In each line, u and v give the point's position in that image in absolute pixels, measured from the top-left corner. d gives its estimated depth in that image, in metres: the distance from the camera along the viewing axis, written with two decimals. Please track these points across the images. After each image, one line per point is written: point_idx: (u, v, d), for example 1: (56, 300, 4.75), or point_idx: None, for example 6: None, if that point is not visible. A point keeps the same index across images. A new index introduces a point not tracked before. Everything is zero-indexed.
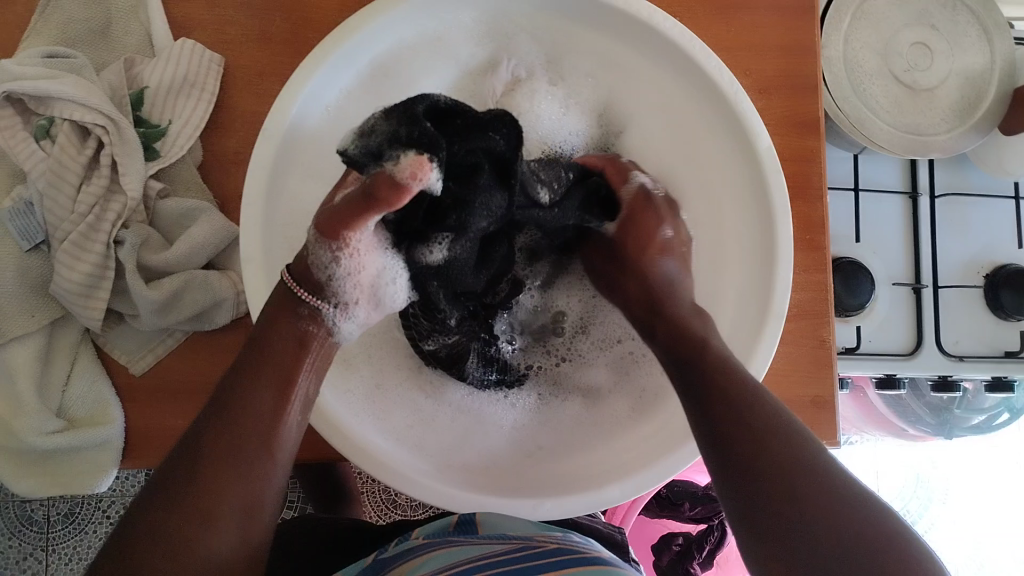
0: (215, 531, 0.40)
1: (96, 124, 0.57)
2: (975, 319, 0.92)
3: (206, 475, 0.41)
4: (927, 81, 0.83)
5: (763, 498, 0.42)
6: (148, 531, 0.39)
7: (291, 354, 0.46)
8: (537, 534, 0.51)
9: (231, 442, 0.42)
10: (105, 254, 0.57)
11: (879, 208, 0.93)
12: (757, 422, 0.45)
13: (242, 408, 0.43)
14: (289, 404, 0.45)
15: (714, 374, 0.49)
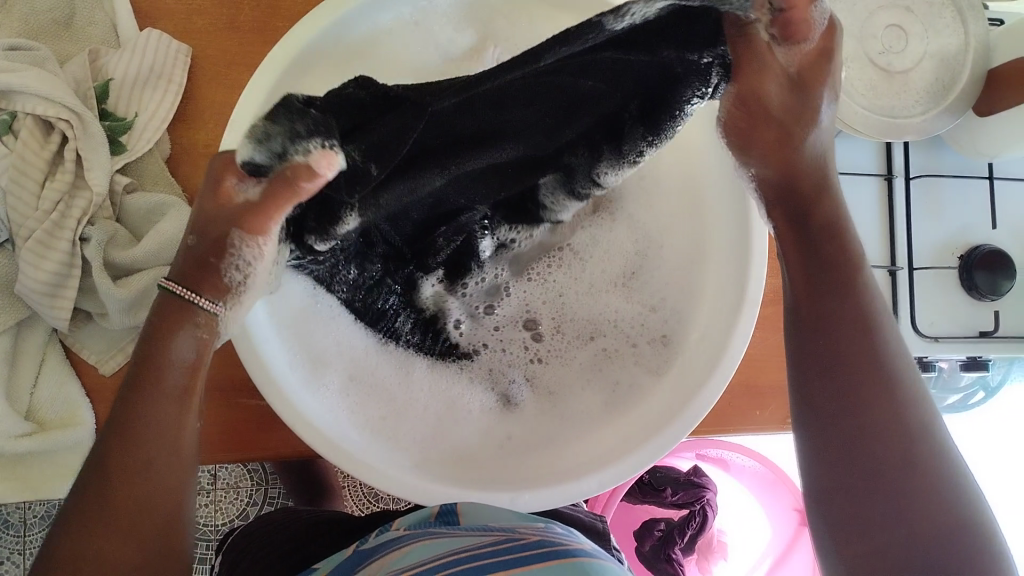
0: (137, 546, 0.44)
1: (59, 118, 0.55)
2: (951, 300, 0.93)
3: (118, 496, 0.44)
4: (902, 63, 0.83)
5: (867, 469, 0.45)
6: (82, 530, 0.43)
7: (184, 362, 0.47)
8: (520, 526, 0.50)
9: (147, 440, 0.45)
10: (71, 252, 0.55)
11: (856, 191, 0.93)
12: (874, 372, 0.47)
13: (151, 405, 0.46)
14: (191, 405, 0.48)
15: (831, 298, 0.49)
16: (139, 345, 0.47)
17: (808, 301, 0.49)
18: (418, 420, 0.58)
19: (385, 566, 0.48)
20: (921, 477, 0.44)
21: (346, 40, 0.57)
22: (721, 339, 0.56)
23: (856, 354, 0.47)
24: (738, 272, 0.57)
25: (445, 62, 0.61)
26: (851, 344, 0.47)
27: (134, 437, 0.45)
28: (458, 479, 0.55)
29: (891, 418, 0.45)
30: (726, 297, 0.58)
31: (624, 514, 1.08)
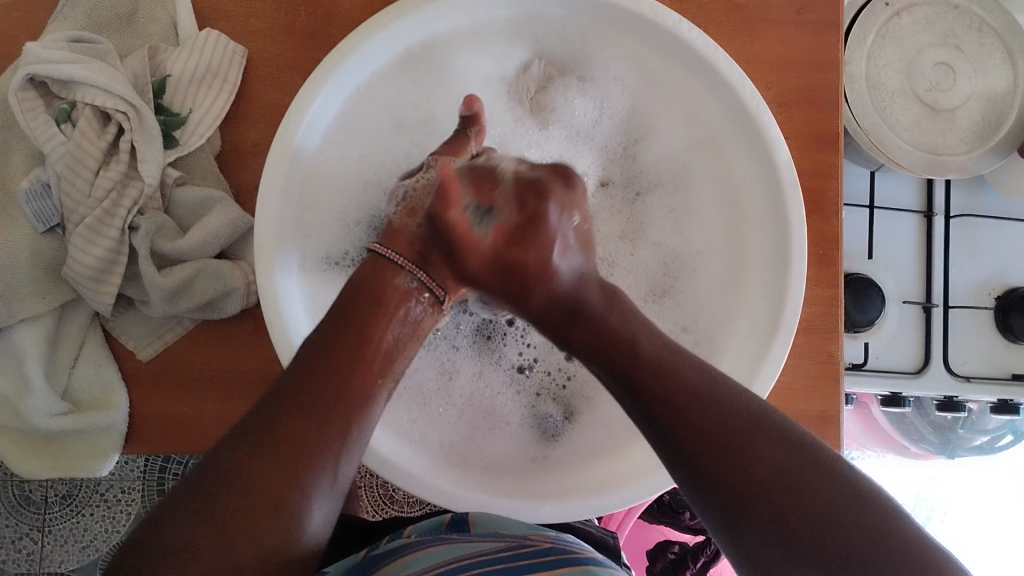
0: (301, 487, 0.44)
1: (117, 109, 0.57)
2: (985, 341, 0.92)
3: (283, 428, 0.44)
4: (948, 101, 0.83)
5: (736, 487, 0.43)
6: (243, 458, 0.43)
7: (372, 321, 0.50)
8: (532, 533, 0.51)
9: (309, 426, 0.45)
10: (119, 240, 0.57)
11: (893, 225, 0.93)
12: (741, 445, 0.43)
13: (326, 386, 0.47)
14: (368, 366, 0.49)
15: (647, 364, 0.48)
16: (339, 306, 0.51)
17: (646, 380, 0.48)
18: (459, 431, 0.60)
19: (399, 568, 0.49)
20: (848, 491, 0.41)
21: (394, 47, 0.58)
22: (755, 363, 0.60)
23: (680, 391, 0.46)
24: (773, 296, 0.61)
25: (497, 73, 0.63)
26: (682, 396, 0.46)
27: (299, 421, 0.45)
28: (481, 488, 0.56)
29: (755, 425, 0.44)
30: (761, 318, 0.61)
31: (638, 532, 1.08)
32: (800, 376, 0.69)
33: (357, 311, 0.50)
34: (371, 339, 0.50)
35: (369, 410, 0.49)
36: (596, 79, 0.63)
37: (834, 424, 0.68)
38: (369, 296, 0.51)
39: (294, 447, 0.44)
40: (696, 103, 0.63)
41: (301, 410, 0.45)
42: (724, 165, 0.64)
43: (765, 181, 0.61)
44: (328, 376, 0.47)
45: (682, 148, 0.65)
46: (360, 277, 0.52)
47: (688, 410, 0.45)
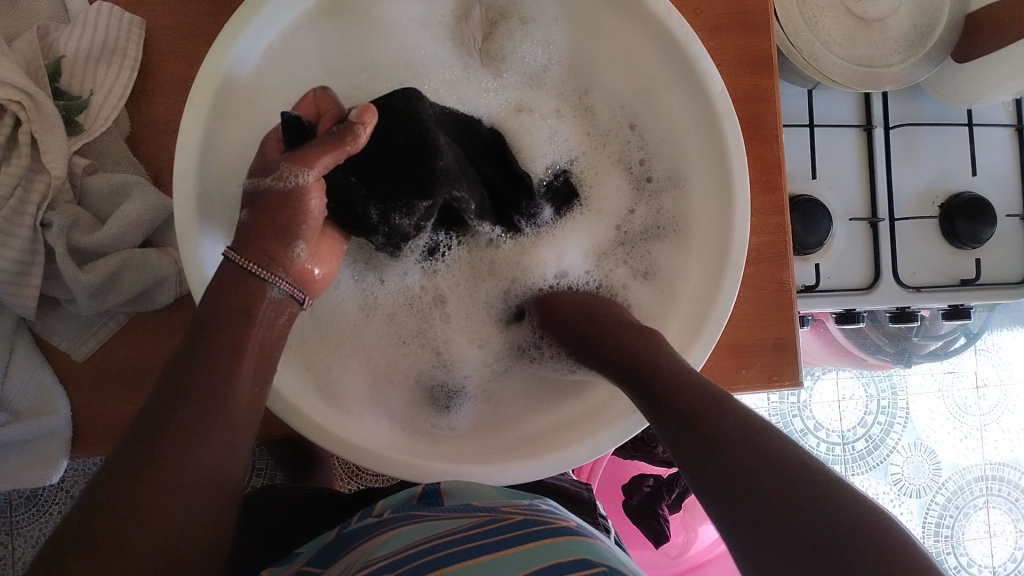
0: (173, 504, 0.38)
1: (11, 100, 0.52)
2: (932, 249, 0.93)
3: (160, 445, 0.39)
4: (879, 10, 0.81)
5: (749, 496, 0.39)
6: (107, 486, 0.37)
7: (238, 322, 0.44)
8: (506, 506, 0.51)
9: (178, 468, 0.39)
10: (33, 239, 0.53)
11: (834, 142, 0.92)
12: (733, 427, 0.42)
13: (192, 393, 0.40)
14: (242, 363, 0.43)
15: (656, 364, 0.50)
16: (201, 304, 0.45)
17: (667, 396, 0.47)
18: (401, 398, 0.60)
19: (368, 550, 0.48)
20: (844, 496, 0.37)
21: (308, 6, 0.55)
22: (705, 303, 0.59)
23: (692, 403, 0.45)
24: (720, 228, 0.59)
25: (433, 15, 0.61)
26: (701, 410, 0.44)
27: (173, 435, 0.39)
28: (440, 457, 0.55)
29: (764, 447, 0.40)
30: (709, 247, 0.61)
31: (613, 468, 1.09)
32: (754, 305, 0.68)
33: (213, 322, 0.43)
34: (244, 348, 0.43)
35: (236, 412, 0.42)
36: (537, 18, 0.62)
37: (791, 348, 0.68)
38: (230, 307, 0.44)
39: (158, 479, 0.38)
40: (628, 42, 0.61)
41: (175, 426, 0.39)
42: (660, 99, 0.62)
43: (700, 111, 0.59)
44: (188, 408, 0.40)
45: (618, 73, 0.63)
46: (211, 291, 0.45)
47: (704, 403, 0.45)
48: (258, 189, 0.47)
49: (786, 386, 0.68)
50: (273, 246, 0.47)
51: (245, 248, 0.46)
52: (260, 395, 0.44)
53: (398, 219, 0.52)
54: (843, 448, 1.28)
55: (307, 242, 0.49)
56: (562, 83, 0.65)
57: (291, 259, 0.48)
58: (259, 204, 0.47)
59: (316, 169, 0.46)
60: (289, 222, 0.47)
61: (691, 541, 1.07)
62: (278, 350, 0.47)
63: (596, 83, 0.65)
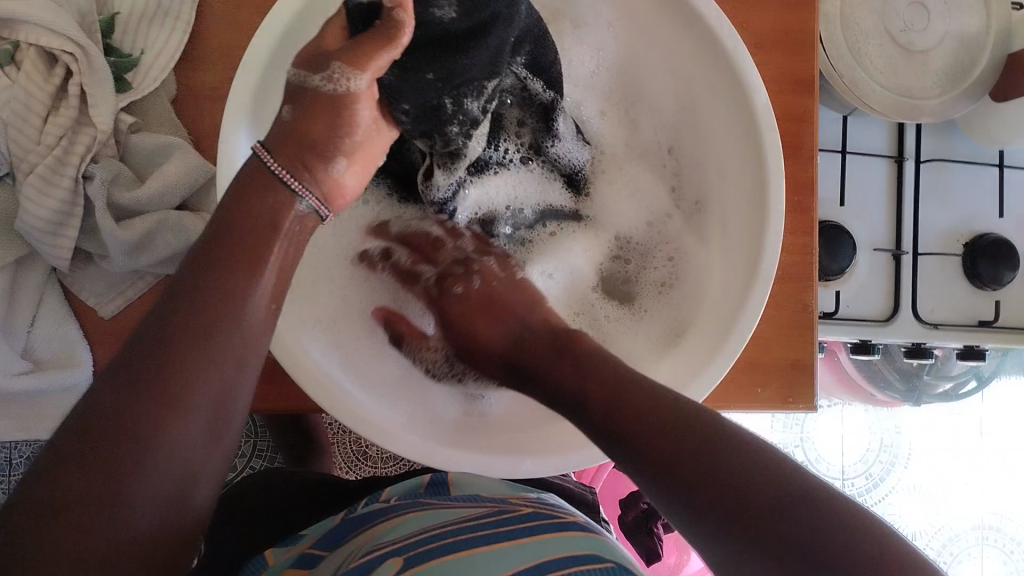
0: (181, 421, 0.35)
1: (64, 51, 0.53)
2: (953, 288, 0.92)
3: (173, 357, 0.35)
4: (922, 42, 0.82)
5: (733, 509, 0.38)
6: (110, 388, 0.34)
7: (263, 235, 0.41)
8: (513, 497, 0.54)
9: (193, 380, 0.36)
10: (73, 189, 0.54)
11: (865, 171, 0.92)
12: (701, 438, 0.41)
13: (204, 305, 0.37)
14: (262, 277, 0.40)
15: (598, 383, 0.49)
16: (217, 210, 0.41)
17: (617, 419, 0.46)
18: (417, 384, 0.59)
19: (380, 532, 0.50)
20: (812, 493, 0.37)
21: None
22: (733, 314, 0.59)
23: (647, 423, 0.44)
24: (750, 240, 0.60)
25: None
26: (661, 431, 0.43)
27: (188, 350, 0.36)
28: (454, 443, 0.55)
29: (736, 454, 0.40)
30: (739, 259, 0.61)
31: (613, 481, 1.08)
32: (777, 324, 0.68)
33: (239, 230, 0.40)
34: (266, 261, 0.40)
35: (249, 322, 0.39)
36: (587, 22, 0.64)
37: (809, 371, 0.68)
38: (255, 218, 0.41)
39: (165, 391, 0.35)
40: (677, 58, 0.62)
41: (183, 337, 0.36)
42: (703, 110, 0.63)
43: (742, 123, 0.59)
44: (203, 319, 0.37)
45: (664, 83, 0.65)
46: (235, 191, 0.42)
47: (661, 418, 0.44)
48: (308, 87, 0.44)
49: (800, 408, 0.68)
50: (306, 157, 0.44)
51: (280, 151, 0.43)
52: (276, 312, 0.41)
53: (471, 105, 0.50)
54: (843, 483, 1.27)
55: (347, 154, 0.46)
56: (607, 91, 0.68)
57: (326, 169, 0.45)
58: (310, 102, 0.44)
59: (369, 72, 0.44)
60: (333, 129, 0.45)
61: (681, 562, 1.07)
62: (296, 264, 0.44)
63: (643, 92, 0.67)
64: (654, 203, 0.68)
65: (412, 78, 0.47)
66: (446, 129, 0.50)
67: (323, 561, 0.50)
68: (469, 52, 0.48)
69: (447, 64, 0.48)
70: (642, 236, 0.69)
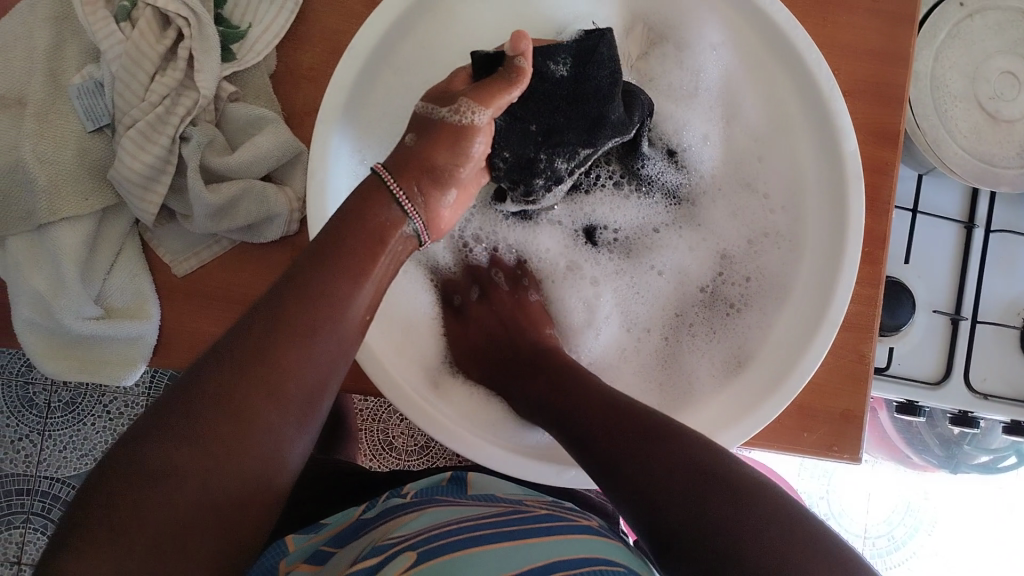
0: (277, 406, 0.40)
1: (179, 15, 0.55)
2: (1008, 360, 0.91)
3: (274, 349, 0.40)
4: (1010, 112, 0.81)
5: (699, 534, 0.41)
6: (216, 370, 0.39)
7: (367, 244, 0.45)
8: (528, 500, 0.54)
9: (293, 362, 0.40)
10: (169, 148, 0.55)
11: (932, 233, 0.92)
12: (671, 465, 0.44)
13: (310, 303, 0.42)
14: (361, 287, 0.44)
15: (580, 404, 0.52)
16: (330, 220, 0.46)
17: (596, 436, 0.49)
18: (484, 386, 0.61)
19: (406, 522, 0.51)
20: (763, 494, 0.41)
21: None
22: (796, 354, 0.60)
23: (621, 448, 0.47)
24: (824, 283, 0.61)
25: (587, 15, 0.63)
26: (631, 457, 0.46)
27: (290, 338, 0.40)
28: (498, 443, 0.56)
29: (712, 480, 0.42)
30: (812, 299, 0.62)
31: None
32: (831, 371, 0.68)
33: (349, 237, 0.45)
34: (365, 272, 0.45)
35: (346, 324, 0.43)
36: (694, 47, 0.64)
37: (858, 422, 0.68)
38: (365, 228, 0.46)
39: (270, 378, 0.39)
40: (775, 88, 0.63)
41: (294, 330, 0.41)
42: (792, 148, 0.64)
43: (830, 167, 0.60)
44: (311, 310, 0.42)
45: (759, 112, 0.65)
46: (355, 201, 0.47)
47: (634, 441, 0.46)
48: (433, 118, 0.51)
49: (845, 459, 0.68)
50: (424, 182, 0.50)
51: (398, 174, 0.48)
52: (368, 319, 0.46)
53: (560, 165, 0.57)
54: (864, 541, 1.25)
55: (453, 187, 0.52)
56: (706, 104, 0.67)
57: (433, 200, 0.50)
58: (430, 134, 0.50)
59: (489, 111, 0.51)
60: (450, 159, 0.51)
61: None
62: (390, 280, 0.48)
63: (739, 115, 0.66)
64: (757, 223, 0.67)
65: (518, 128, 0.55)
66: (534, 181, 0.57)
67: (335, 556, 0.51)
68: (566, 111, 0.56)
69: (548, 122, 0.56)
70: (738, 254, 0.68)
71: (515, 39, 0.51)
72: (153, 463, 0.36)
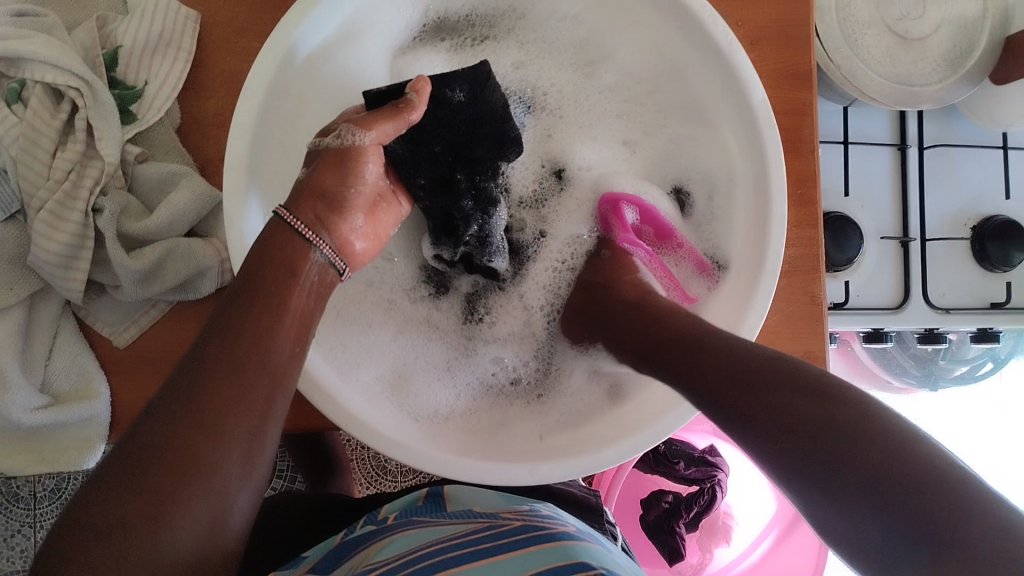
0: (220, 447, 0.39)
1: (69, 86, 0.54)
2: (963, 271, 0.92)
3: (207, 395, 0.39)
4: (919, 29, 0.82)
5: (794, 442, 0.36)
6: (148, 425, 0.38)
7: (283, 278, 0.45)
8: (504, 512, 0.53)
9: (232, 402, 0.40)
10: (84, 223, 0.54)
11: (869, 160, 0.92)
12: (763, 376, 0.40)
13: (234, 344, 0.41)
14: (283, 321, 0.44)
15: (676, 340, 0.49)
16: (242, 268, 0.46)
17: (693, 366, 0.45)
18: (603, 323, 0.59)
19: (374, 551, 0.49)
20: (853, 408, 0.35)
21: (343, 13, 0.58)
22: (742, 309, 0.59)
23: (720, 367, 0.43)
24: (759, 234, 0.60)
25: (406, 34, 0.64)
26: (726, 377, 0.42)
27: (216, 381, 0.40)
28: (468, 453, 0.56)
29: (803, 389, 0.37)
30: (749, 247, 0.61)
31: (633, 480, 1.03)
32: (788, 317, 0.68)
33: (264, 275, 0.44)
34: (286, 304, 0.44)
35: (276, 360, 0.43)
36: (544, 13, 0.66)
37: (824, 362, 0.68)
38: (276, 262, 0.45)
39: (210, 421, 0.39)
40: (674, 46, 0.63)
41: (222, 373, 0.40)
42: (700, 106, 0.64)
43: (743, 119, 0.61)
44: (235, 353, 0.41)
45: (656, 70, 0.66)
46: (258, 246, 0.46)
47: (734, 359, 0.43)
48: (322, 149, 0.50)
49: None
50: (321, 209, 0.49)
51: (295, 205, 0.48)
52: (301, 351, 0.45)
53: (485, 182, 0.60)
54: None
55: (358, 213, 0.52)
56: (577, 70, 0.68)
57: (336, 227, 0.50)
58: (325, 168, 0.49)
59: (375, 132, 0.51)
60: (344, 180, 0.50)
61: (704, 563, 0.98)
62: (318, 315, 0.48)
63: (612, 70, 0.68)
64: (655, 129, 0.69)
65: (421, 151, 0.56)
66: (461, 203, 0.59)
67: None
68: (469, 134, 0.58)
69: (450, 144, 0.58)
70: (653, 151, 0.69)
71: (416, 82, 0.53)
72: (96, 523, 0.36)
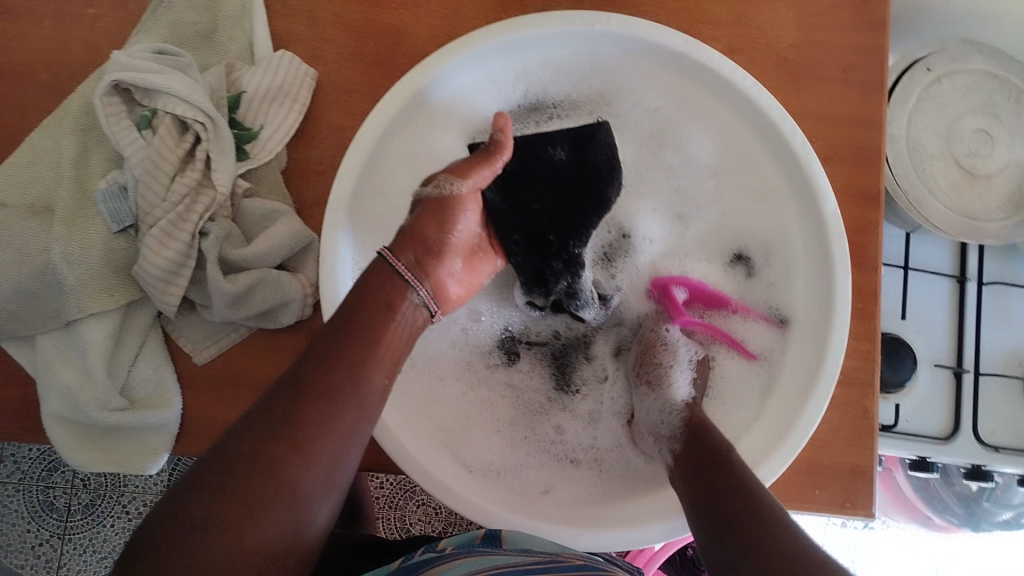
0: (308, 462, 0.42)
1: (196, 120, 0.59)
2: (1015, 411, 0.92)
3: (302, 412, 0.43)
4: (986, 167, 0.85)
5: None
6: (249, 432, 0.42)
7: (381, 315, 0.48)
8: (566, 554, 0.52)
9: (325, 423, 0.43)
10: (189, 244, 0.59)
11: (926, 287, 0.94)
12: None
13: (332, 369, 0.45)
14: (378, 355, 0.47)
15: (728, 501, 0.50)
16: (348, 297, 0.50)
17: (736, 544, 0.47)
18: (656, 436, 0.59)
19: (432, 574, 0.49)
20: None
21: (453, 84, 0.64)
22: (795, 408, 0.62)
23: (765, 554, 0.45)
24: (820, 335, 0.64)
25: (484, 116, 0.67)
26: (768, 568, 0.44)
27: (312, 401, 0.43)
28: (516, 510, 0.58)
29: None
30: (807, 350, 0.65)
31: None
32: (838, 428, 0.69)
33: (363, 309, 0.48)
34: (382, 342, 0.48)
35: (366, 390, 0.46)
36: (630, 110, 0.69)
37: (869, 478, 0.68)
38: (375, 302, 0.49)
39: (301, 436, 0.42)
40: (754, 151, 0.68)
41: (318, 395, 0.44)
42: (773, 210, 0.68)
43: (814, 225, 0.65)
44: (331, 379, 0.45)
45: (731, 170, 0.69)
46: (360, 283, 0.50)
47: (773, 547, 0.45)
48: (421, 197, 0.54)
49: (860, 516, 0.67)
50: (420, 253, 0.52)
51: (396, 250, 0.51)
52: (388, 385, 0.48)
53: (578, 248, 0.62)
54: None
55: (456, 260, 0.56)
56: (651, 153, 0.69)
57: (433, 274, 0.53)
58: (422, 217, 0.53)
59: (469, 180, 0.55)
60: (442, 228, 0.54)
61: None
62: (407, 353, 0.51)
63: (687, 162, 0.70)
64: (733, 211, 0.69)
65: (521, 208, 0.61)
66: (554, 260, 0.61)
67: None
68: (567, 190, 0.62)
69: (550, 204, 0.62)
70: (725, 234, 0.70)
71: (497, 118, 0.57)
72: (194, 517, 0.39)
